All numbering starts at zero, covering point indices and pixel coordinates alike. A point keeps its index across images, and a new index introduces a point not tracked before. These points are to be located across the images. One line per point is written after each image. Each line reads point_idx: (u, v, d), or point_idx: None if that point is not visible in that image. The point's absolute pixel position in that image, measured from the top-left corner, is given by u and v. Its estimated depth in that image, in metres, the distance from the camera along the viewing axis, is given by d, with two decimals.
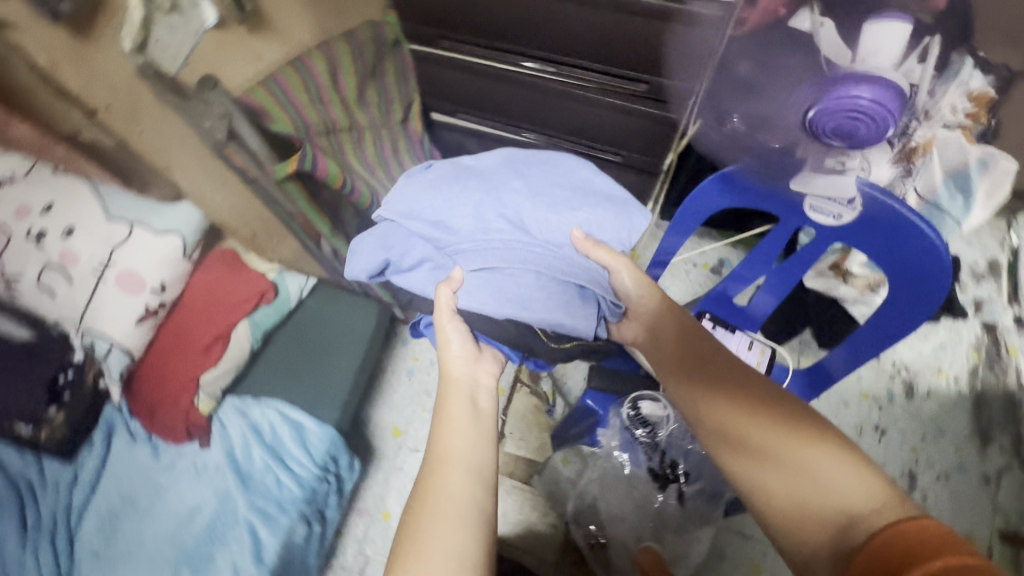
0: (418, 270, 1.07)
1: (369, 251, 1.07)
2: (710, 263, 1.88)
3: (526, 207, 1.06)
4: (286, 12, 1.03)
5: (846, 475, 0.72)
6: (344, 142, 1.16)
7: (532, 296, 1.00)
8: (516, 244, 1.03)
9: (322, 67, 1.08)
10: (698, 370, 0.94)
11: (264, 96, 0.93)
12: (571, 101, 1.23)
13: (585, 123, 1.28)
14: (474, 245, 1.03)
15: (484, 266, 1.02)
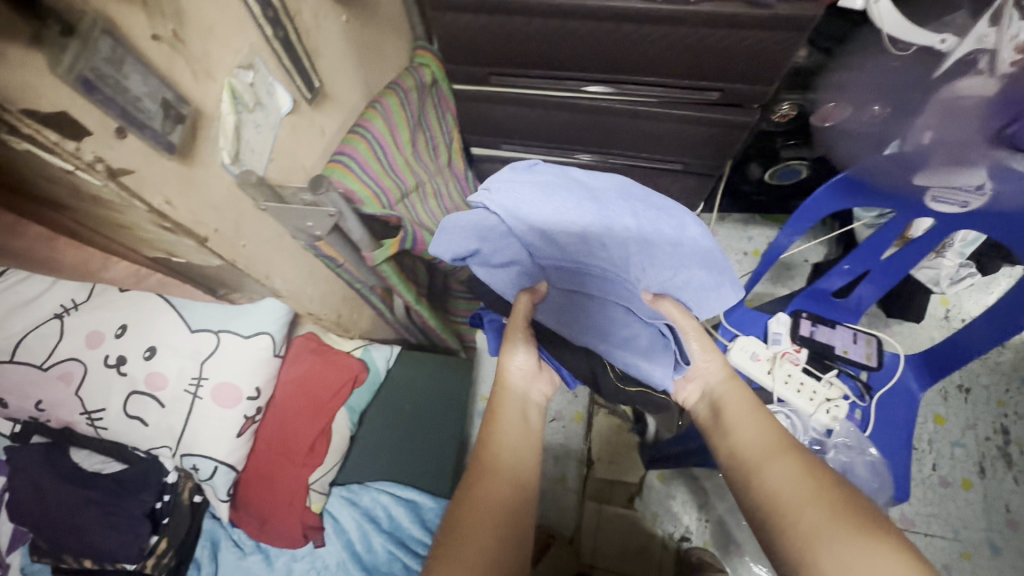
0: (500, 273, 0.97)
1: (459, 238, 0.93)
2: (759, 248, 1.88)
3: (631, 250, 0.93)
4: (339, 77, 0.96)
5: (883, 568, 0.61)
6: (410, 203, 1.10)
7: (609, 327, 0.95)
8: (615, 279, 0.94)
9: (381, 126, 0.99)
10: (749, 434, 0.85)
11: (346, 175, 0.87)
12: (636, 120, 1.17)
13: (649, 138, 1.23)
14: (573, 265, 0.94)
15: (574, 297, 0.96)
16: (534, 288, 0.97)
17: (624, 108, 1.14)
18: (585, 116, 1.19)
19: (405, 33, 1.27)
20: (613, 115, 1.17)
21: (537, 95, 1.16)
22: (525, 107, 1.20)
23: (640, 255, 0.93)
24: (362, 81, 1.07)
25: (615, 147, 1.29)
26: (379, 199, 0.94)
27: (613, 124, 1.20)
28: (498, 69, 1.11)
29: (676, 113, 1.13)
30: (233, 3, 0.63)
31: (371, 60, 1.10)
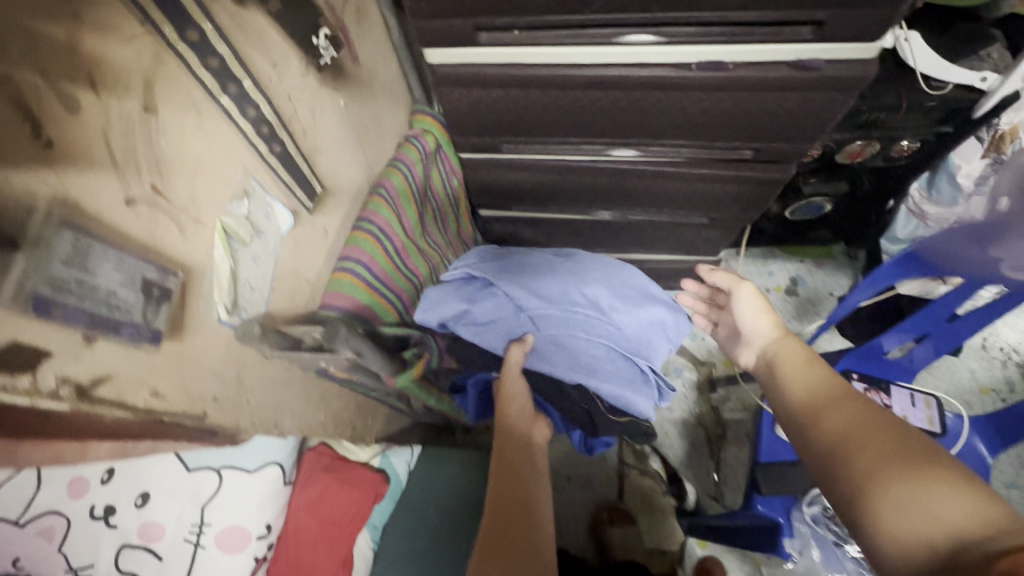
0: (491, 332, 0.97)
1: (449, 296, 0.99)
2: (781, 285, 1.77)
3: (603, 296, 1.04)
4: (340, 166, 0.86)
5: (942, 500, 0.57)
6: (422, 291, 1.01)
7: (596, 363, 0.98)
8: (598, 324, 1.01)
9: (387, 213, 0.89)
10: (805, 385, 0.80)
11: (356, 288, 0.78)
12: (662, 179, 1.08)
13: (675, 195, 1.14)
14: (557, 314, 1.00)
15: (562, 342, 0.98)
16: (523, 339, 0.96)
17: (648, 170, 1.05)
18: (605, 178, 1.10)
19: (401, 98, 1.18)
20: (636, 176, 1.08)
21: (552, 160, 1.07)
22: (539, 171, 1.11)
23: (610, 300, 1.04)
24: (363, 162, 0.97)
25: (636, 205, 1.20)
26: (389, 305, 0.85)
27: (635, 185, 1.11)
28: (508, 138, 1.02)
29: (705, 172, 1.04)
30: (222, 131, 0.54)
31: (369, 137, 1.00)
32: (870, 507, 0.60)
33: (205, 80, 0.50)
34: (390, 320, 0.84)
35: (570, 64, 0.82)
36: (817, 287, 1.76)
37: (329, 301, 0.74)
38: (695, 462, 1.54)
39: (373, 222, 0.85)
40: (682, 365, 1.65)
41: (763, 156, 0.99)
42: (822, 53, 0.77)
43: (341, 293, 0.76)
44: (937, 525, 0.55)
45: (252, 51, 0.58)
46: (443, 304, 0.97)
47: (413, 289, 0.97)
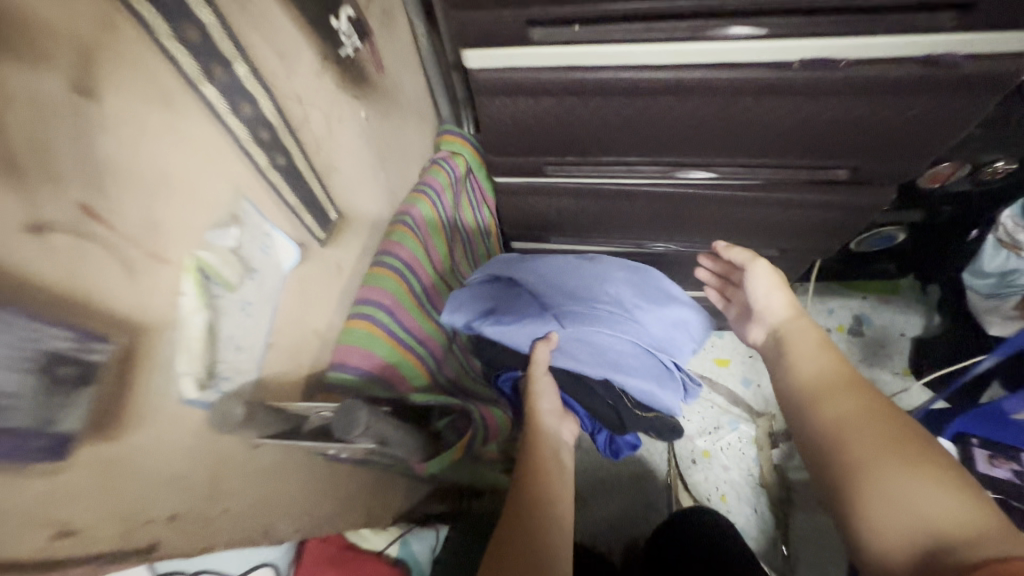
0: (513, 331, 0.77)
1: (479, 296, 0.80)
2: (844, 324, 1.58)
3: (625, 289, 0.82)
4: (359, 191, 0.72)
5: (931, 496, 0.60)
6: (453, 338, 0.85)
7: (626, 358, 0.77)
8: (624, 318, 0.79)
9: (415, 245, 0.75)
10: (810, 367, 0.77)
11: (377, 344, 0.62)
12: (732, 205, 0.92)
13: (743, 225, 0.97)
14: (581, 309, 0.79)
15: (588, 338, 0.77)
16: (545, 337, 0.76)
17: (718, 196, 0.89)
18: (665, 204, 0.94)
19: (428, 117, 1.06)
20: (703, 202, 0.92)
21: (602, 185, 0.92)
22: (586, 197, 0.95)
23: (627, 295, 0.82)
24: (386, 186, 0.83)
25: (695, 236, 1.03)
26: (416, 358, 0.69)
27: (699, 211, 0.95)
28: (553, 159, 0.88)
29: (787, 197, 0.88)
30: (202, 132, 0.39)
31: (394, 158, 0.87)
32: (861, 498, 0.64)
33: (180, 60, 0.35)
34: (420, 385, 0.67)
35: (640, 66, 0.68)
36: (884, 326, 1.57)
37: (343, 361, 0.58)
38: (761, 532, 1.32)
39: (398, 257, 0.71)
40: (737, 416, 1.43)
41: (859, 179, 0.84)
42: (967, 45, 0.61)
43: (360, 349, 0.60)
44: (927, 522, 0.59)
45: (252, 34, 0.44)
46: (471, 304, 0.79)
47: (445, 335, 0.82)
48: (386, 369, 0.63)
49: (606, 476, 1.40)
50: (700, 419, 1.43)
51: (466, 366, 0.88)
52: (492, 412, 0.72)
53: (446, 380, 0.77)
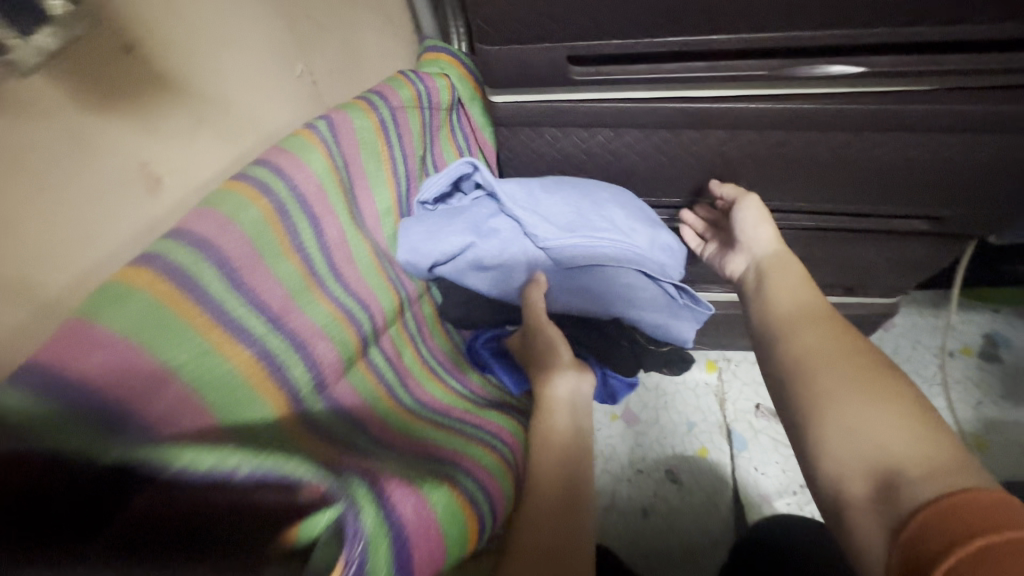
0: (492, 275, 0.55)
1: (447, 226, 0.52)
2: (971, 347, 1.13)
3: (623, 214, 0.57)
4: (227, 63, 0.39)
5: (896, 437, 0.38)
6: (380, 340, 0.45)
7: (646, 306, 0.56)
8: (635, 256, 0.56)
9: (324, 163, 0.40)
10: (788, 298, 0.55)
11: (161, 336, 0.28)
12: (875, 131, 0.55)
13: (890, 174, 0.60)
14: (584, 244, 0.54)
15: (597, 282, 0.55)
16: (533, 279, 0.54)
17: (858, 113, 0.53)
18: (763, 135, 0.58)
19: (409, 34, 0.74)
20: (830, 129, 0.56)
21: (663, 104, 0.56)
22: (635, 129, 0.60)
23: (626, 223, 0.57)
24: (312, 93, 0.50)
25: (804, 201, 0.66)
26: (258, 364, 0.33)
27: (817, 146, 0.58)
28: (581, 50, 0.53)
29: (980, 110, 0.51)
30: None
31: (329, 52, 0.53)
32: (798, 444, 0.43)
33: None
34: (237, 424, 0.31)
35: None
36: None
37: (53, 357, 0.25)
38: None
39: (279, 175, 0.36)
40: None
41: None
42: None
43: (106, 332, 0.26)
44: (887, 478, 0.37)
45: None
46: (437, 239, 0.51)
47: (367, 335, 0.43)
48: (161, 385, 0.28)
49: (651, 550, 0.96)
50: (778, 473, 1.02)
51: (409, 396, 0.48)
52: (433, 502, 0.33)
53: (338, 410, 0.39)
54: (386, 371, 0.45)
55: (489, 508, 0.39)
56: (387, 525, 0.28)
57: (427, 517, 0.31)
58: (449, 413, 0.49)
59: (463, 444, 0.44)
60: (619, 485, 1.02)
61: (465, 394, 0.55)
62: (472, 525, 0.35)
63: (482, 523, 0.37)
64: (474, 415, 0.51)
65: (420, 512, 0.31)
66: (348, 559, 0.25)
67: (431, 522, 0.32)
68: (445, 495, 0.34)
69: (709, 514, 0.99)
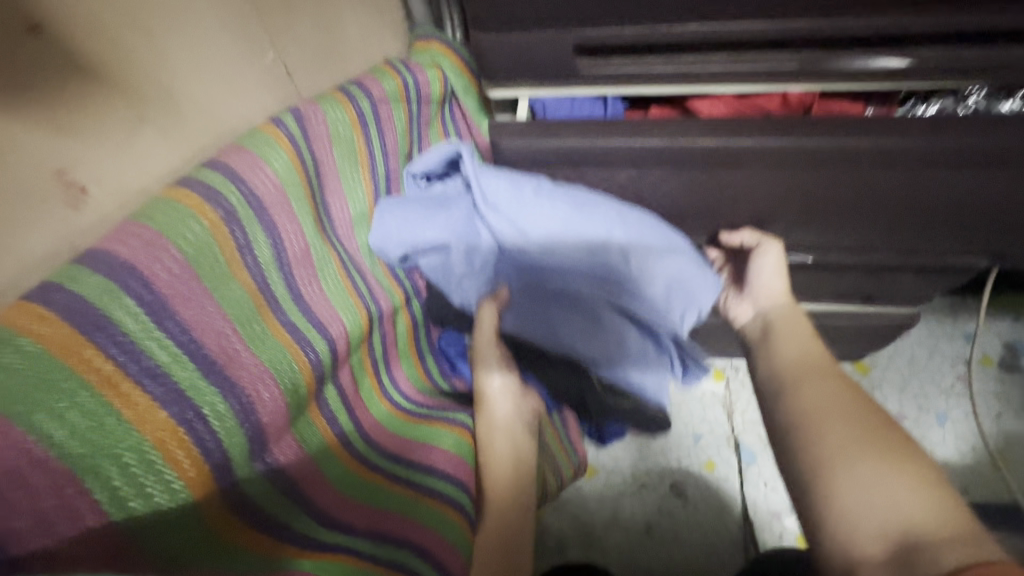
0: (462, 283, 0.52)
1: (423, 221, 0.48)
2: (991, 356, 1.08)
3: (621, 242, 0.51)
4: (177, 55, 0.33)
5: (909, 499, 0.36)
6: (338, 372, 0.38)
7: (604, 339, 0.52)
8: (618, 288, 0.50)
9: (287, 161, 0.35)
10: (794, 349, 0.52)
11: (34, 390, 0.22)
12: (939, 164, 0.49)
13: (937, 210, 0.54)
14: (565, 264, 0.50)
15: (558, 310, 0.51)
16: (494, 293, 0.52)
17: (920, 148, 0.48)
18: (807, 169, 0.52)
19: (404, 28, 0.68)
20: (891, 163, 0.49)
21: (694, 139, 0.50)
22: (663, 166, 0.53)
23: (624, 250, 0.51)
24: (285, 87, 0.45)
25: (842, 238, 0.60)
26: (174, 424, 0.26)
27: (880, 180, 0.51)
28: (589, 38, 0.46)
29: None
30: None
31: (306, 41, 0.48)
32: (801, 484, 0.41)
33: None
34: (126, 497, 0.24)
35: None
36: None
37: None
38: None
39: (235, 182, 0.31)
40: None
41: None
42: None
43: None
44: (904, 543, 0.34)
45: None
46: (416, 228, 0.48)
47: (324, 370, 0.36)
48: (40, 461, 0.22)
49: (656, 568, 0.91)
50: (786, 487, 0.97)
51: (364, 436, 0.41)
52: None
53: (272, 472, 0.32)
54: (339, 414, 0.39)
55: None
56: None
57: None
58: (413, 457, 0.42)
59: (417, 505, 0.38)
60: (621, 500, 0.97)
61: (432, 418, 0.48)
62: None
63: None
64: (438, 453, 0.44)
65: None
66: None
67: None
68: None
69: (717, 532, 0.94)
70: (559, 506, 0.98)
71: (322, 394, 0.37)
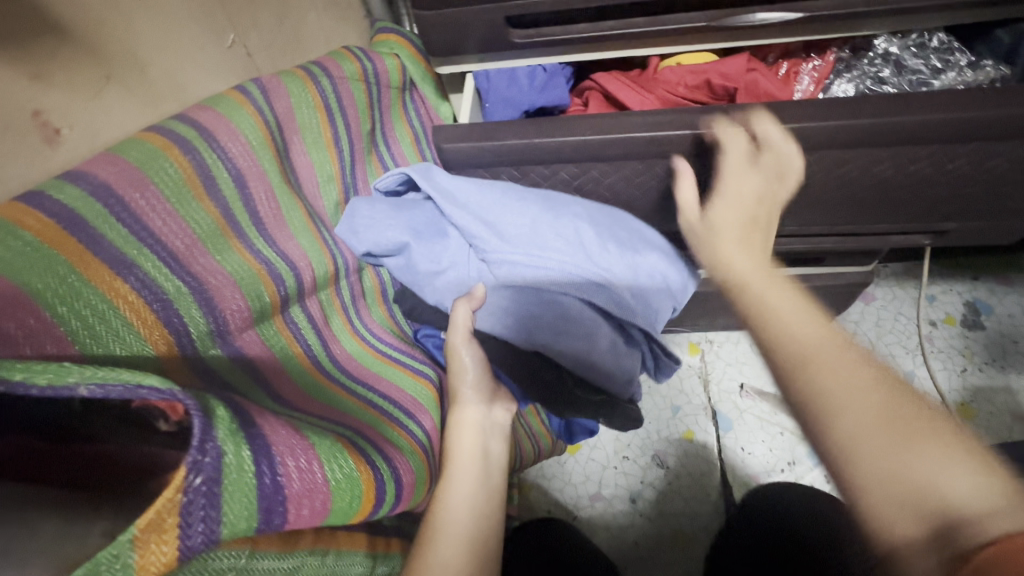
0: (435, 282, 0.53)
1: (390, 220, 0.51)
2: (953, 315, 1.05)
3: (586, 233, 0.53)
4: (143, 29, 0.38)
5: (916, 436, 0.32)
6: (304, 300, 0.43)
7: (571, 328, 0.49)
8: (583, 276, 0.51)
9: (248, 119, 0.40)
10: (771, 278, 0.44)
11: (26, 257, 0.25)
12: (870, 147, 0.49)
13: (866, 194, 0.55)
14: (530, 256, 0.52)
15: (527, 302, 0.51)
16: (470, 292, 0.52)
17: (848, 128, 0.47)
18: None
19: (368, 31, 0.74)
20: (821, 147, 0.50)
21: (628, 135, 0.51)
22: (601, 162, 0.54)
23: (590, 239, 0.53)
24: (247, 65, 0.50)
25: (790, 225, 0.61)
26: (147, 306, 0.30)
27: (812, 168, 0.52)
28: (514, 10, 0.50)
29: (959, 116, 0.46)
30: None
31: (268, 27, 0.53)
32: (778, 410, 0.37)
33: None
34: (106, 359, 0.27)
35: None
36: (1018, 315, 1.04)
37: None
38: None
39: (203, 134, 0.36)
40: None
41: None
42: None
43: None
44: (933, 510, 0.30)
45: None
46: (378, 229, 0.50)
47: (288, 293, 0.40)
48: (33, 307, 0.25)
49: (639, 539, 0.92)
50: (765, 452, 0.96)
51: (332, 360, 0.44)
52: (329, 469, 0.26)
53: (240, 360, 0.35)
54: (306, 333, 0.43)
55: (390, 494, 0.33)
56: (255, 482, 0.22)
57: (315, 483, 0.25)
58: (373, 384, 0.46)
59: (387, 430, 0.41)
60: (604, 474, 0.97)
61: (399, 362, 0.52)
62: (368, 497, 0.30)
63: (381, 496, 0.32)
64: (397, 390, 0.48)
65: (306, 474, 0.25)
66: (187, 486, 0.20)
67: (320, 487, 0.25)
68: (350, 466, 0.28)
69: (697, 500, 0.94)
70: (542, 483, 0.98)
71: (286, 315, 0.41)
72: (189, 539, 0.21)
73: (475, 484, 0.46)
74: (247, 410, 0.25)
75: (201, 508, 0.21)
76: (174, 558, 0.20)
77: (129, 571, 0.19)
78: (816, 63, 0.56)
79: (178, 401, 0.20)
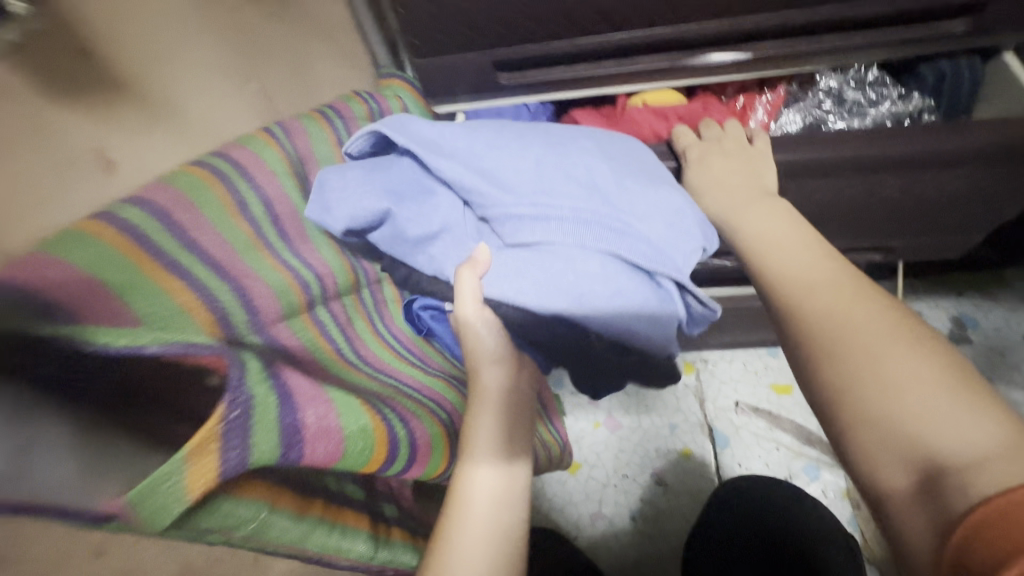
0: (429, 249, 0.50)
1: (362, 188, 0.47)
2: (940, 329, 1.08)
3: (593, 173, 0.50)
4: (183, 81, 0.45)
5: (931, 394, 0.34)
6: (328, 302, 0.48)
7: (595, 285, 0.45)
8: (596, 221, 0.47)
9: (274, 153, 0.47)
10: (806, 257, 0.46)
11: (106, 264, 0.31)
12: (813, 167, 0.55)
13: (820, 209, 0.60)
14: (534, 206, 0.47)
15: (540, 260, 0.46)
16: (471, 257, 0.47)
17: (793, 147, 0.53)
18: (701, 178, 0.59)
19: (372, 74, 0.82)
20: None
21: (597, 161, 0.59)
22: None
23: (596, 178, 0.49)
24: (267, 107, 0.57)
25: None
26: (197, 303, 0.35)
27: None
28: (499, 55, 0.58)
29: (889, 138, 0.52)
30: None
31: (285, 75, 0.60)
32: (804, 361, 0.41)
33: None
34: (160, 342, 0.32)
35: None
36: (1001, 327, 1.07)
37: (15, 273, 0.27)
38: None
39: (237, 167, 0.43)
40: (815, 459, 0.97)
41: (962, 44, 0.54)
42: None
43: (64, 263, 0.29)
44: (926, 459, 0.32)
45: None
46: (354, 198, 0.46)
47: (312, 294, 0.46)
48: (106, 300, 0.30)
49: (640, 558, 0.93)
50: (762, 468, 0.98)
51: (356, 355, 0.48)
52: (343, 417, 0.32)
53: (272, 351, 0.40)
54: (331, 329, 0.47)
55: (403, 449, 0.39)
56: (278, 419, 0.28)
57: (329, 426, 0.30)
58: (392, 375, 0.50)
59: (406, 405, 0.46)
60: (605, 492, 0.98)
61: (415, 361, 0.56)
62: (382, 446, 0.35)
63: (395, 442, 0.37)
64: (412, 381, 0.52)
65: (322, 420, 0.30)
66: (224, 416, 0.26)
67: (334, 432, 0.31)
68: (364, 419, 0.33)
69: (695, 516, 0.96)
70: (543, 502, 1.00)
71: (315, 312, 0.46)
72: (227, 458, 0.26)
73: (476, 550, 0.44)
74: (275, 365, 0.31)
75: (236, 435, 0.26)
76: (216, 474, 0.26)
77: (183, 479, 0.25)
78: (768, 97, 0.64)
79: (222, 353, 0.28)
